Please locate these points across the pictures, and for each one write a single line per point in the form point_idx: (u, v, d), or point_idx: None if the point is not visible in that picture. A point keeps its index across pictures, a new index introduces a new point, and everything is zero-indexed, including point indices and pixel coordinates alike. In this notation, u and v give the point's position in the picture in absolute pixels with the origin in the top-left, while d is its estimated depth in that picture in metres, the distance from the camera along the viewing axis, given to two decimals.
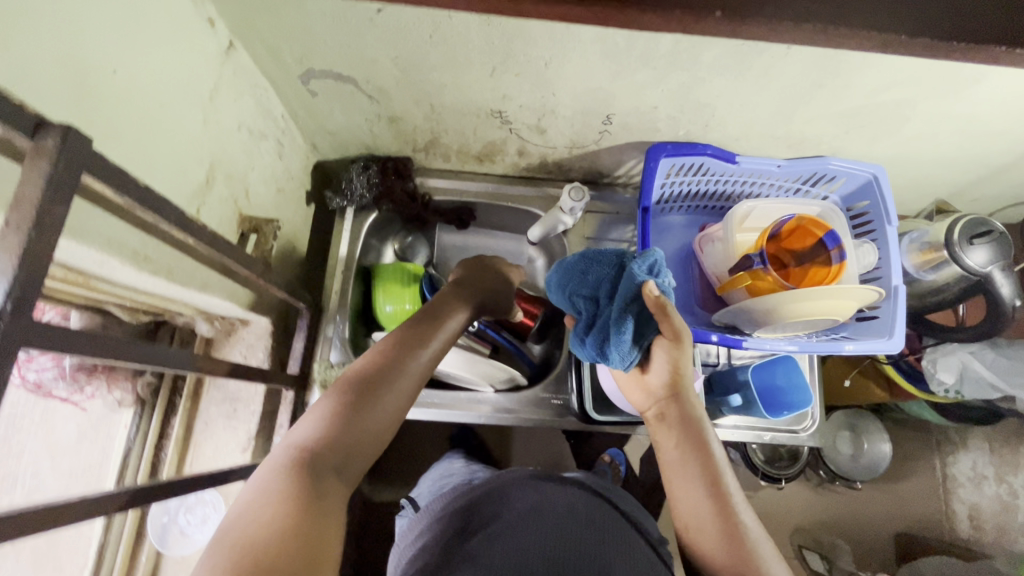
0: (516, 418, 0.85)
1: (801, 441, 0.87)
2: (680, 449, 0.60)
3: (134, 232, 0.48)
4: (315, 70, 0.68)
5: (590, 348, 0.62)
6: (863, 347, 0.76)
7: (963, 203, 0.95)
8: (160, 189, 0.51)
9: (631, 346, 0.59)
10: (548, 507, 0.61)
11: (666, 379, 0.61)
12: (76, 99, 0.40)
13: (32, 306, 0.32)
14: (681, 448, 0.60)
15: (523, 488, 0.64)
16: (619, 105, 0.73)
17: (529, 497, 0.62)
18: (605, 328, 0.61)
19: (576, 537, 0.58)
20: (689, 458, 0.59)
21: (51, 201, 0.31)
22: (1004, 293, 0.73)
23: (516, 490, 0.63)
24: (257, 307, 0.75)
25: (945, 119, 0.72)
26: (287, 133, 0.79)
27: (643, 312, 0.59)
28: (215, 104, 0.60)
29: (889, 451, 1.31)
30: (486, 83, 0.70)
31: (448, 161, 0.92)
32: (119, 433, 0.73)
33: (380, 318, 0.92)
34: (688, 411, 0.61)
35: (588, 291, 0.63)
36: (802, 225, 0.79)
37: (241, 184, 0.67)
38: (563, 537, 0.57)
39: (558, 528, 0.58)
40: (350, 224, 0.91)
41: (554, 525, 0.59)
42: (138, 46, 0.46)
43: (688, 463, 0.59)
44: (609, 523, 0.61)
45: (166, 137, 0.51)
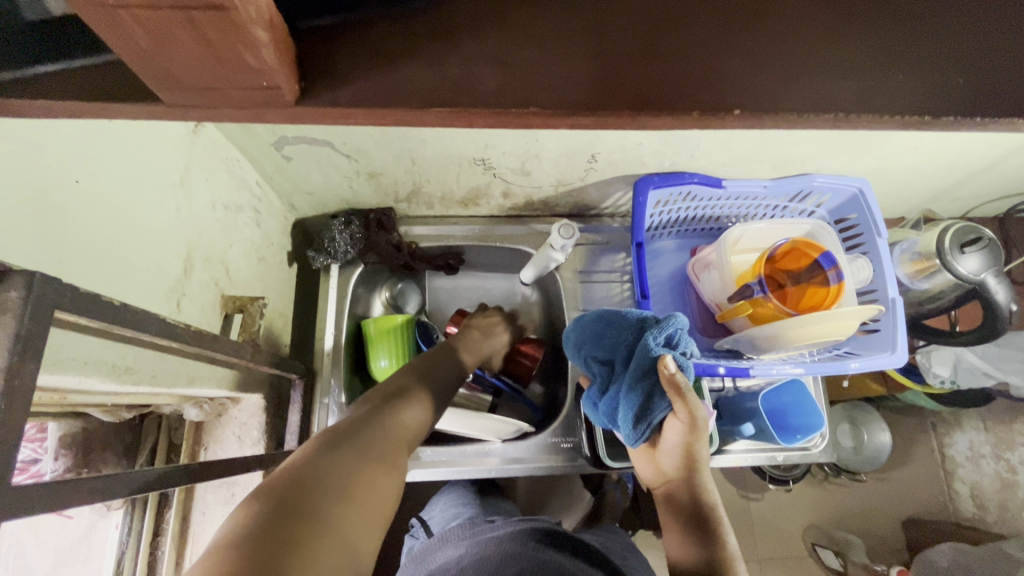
0: (528, 468, 0.82)
1: (813, 458, 0.87)
2: (684, 525, 0.61)
3: (112, 346, 0.44)
4: (289, 137, 0.66)
5: (602, 413, 0.66)
6: (868, 364, 0.76)
7: (943, 203, 0.96)
8: (138, 291, 0.48)
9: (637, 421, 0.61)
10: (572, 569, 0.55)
11: (679, 457, 0.62)
12: (38, 223, 0.37)
13: (8, 482, 0.28)
14: (686, 525, 0.61)
15: (545, 543, 0.58)
16: (604, 144, 0.72)
17: (553, 556, 0.56)
18: (617, 395, 0.63)
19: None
20: (692, 536, 0.60)
21: (22, 360, 0.28)
22: (999, 298, 0.74)
23: (539, 545, 0.58)
24: (247, 385, 0.72)
25: (925, 132, 0.72)
26: (263, 199, 0.76)
27: (656, 387, 0.61)
28: (187, 187, 0.57)
29: (889, 441, 1.29)
30: (468, 135, 0.68)
31: (432, 208, 0.90)
32: (111, 535, 0.66)
33: (376, 373, 0.89)
34: (698, 491, 0.62)
35: (604, 356, 0.67)
36: (797, 248, 0.79)
37: (220, 264, 0.64)
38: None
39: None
40: (336, 282, 0.88)
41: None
42: (103, 149, 0.44)
43: (691, 539, 0.60)
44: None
45: (140, 235, 0.49)
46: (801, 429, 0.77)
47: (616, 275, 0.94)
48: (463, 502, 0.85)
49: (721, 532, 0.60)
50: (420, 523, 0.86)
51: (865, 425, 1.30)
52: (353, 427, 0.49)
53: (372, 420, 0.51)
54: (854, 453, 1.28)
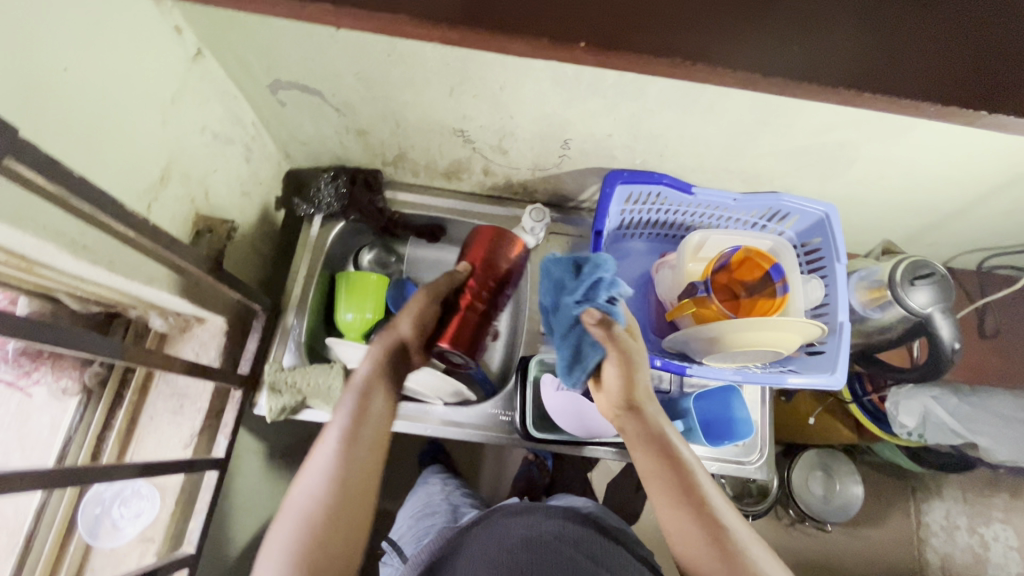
0: (463, 432, 0.85)
1: (748, 474, 0.85)
2: (656, 481, 0.57)
3: (73, 221, 0.50)
4: (282, 81, 0.71)
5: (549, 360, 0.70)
6: (806, 381, 0.77)
7: (920, 245, 0.97)
8: (110, 181, 0.54)
9: (570, 370, 0.63)
10: (537, 538, 0.62)
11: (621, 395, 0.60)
12: (20, 92, 0.43)
13: None
14: (656, 481, 0.57)
15: (511, 521, 0.65)
16: (575, 130, 0.76)
17: (518, 532, 0.63)
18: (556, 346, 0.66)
19: (570, 562, 0.59)
20: (666, 492, 0.56)
21: None
22: (944, 335, 0.74)
23: (505, 527, 0.65)
24: (212, 305, 0.77)
25: (889, 163, 0.74)
26: (257, 139, 0.82)
27: (587, 336, 0.62)
28: (178, 107, 0.63)
29: (861, 494, 1.23)
30: (446, 103, 0.72)
31: (417, 176, 0.95)
32: (62, 421, 0.73)
33: (340, 325, 0.93)
34: (650, 425, 0.59)
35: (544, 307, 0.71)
36: (751, 257, 0.80)
37: (199, 184, 0.70)
38: (555, 561, 0.59)
39: (550, 556, 0.60)
40: (317, 232, 0.93)
41: (546, 554, 0.60)
42: (97, 49, 0.50)
43: (664, 495, 0.56)
44: (597, 543, 0.64)
45: (121, 134, 0.54)
46: (733, 436, 0.79)
47: None
48: (431, 508, 0.85)
49: (692, 474, 0.57)
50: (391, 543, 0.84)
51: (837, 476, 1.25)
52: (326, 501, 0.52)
53: (334, 504, 0.52)
54: (822, 502, 1.23)
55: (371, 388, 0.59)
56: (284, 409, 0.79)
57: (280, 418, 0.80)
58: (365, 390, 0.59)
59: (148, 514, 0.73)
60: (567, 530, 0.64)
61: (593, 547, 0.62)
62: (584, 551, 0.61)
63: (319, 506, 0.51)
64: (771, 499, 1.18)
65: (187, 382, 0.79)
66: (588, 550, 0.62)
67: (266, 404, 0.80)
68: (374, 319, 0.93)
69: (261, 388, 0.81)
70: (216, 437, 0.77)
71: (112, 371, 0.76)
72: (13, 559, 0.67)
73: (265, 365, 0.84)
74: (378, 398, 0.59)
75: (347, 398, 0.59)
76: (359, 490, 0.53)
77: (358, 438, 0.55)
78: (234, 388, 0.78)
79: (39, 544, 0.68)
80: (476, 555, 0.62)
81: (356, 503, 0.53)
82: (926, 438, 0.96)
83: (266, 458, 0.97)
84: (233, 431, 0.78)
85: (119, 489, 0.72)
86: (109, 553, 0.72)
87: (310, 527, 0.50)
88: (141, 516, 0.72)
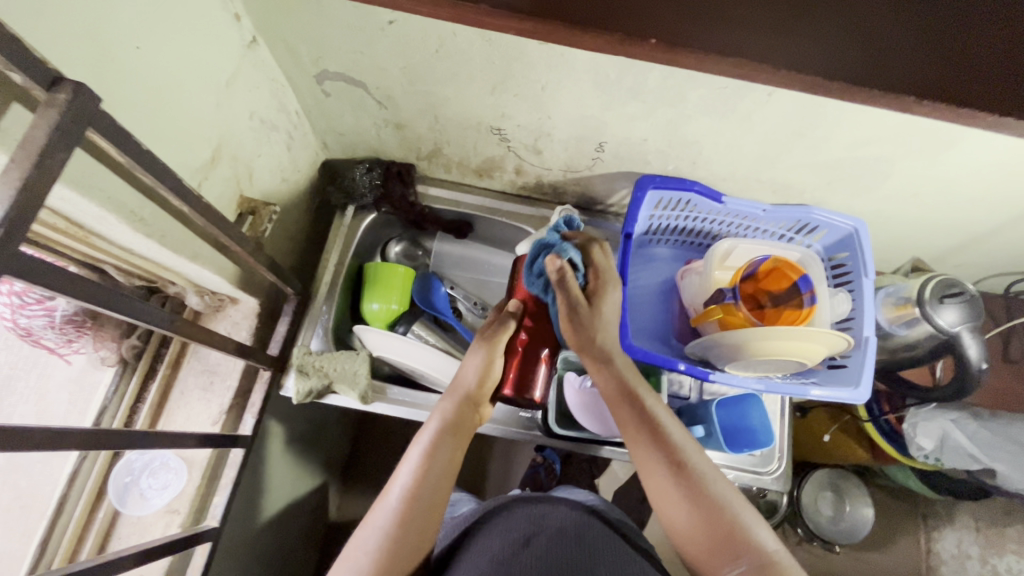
0: (484, 426, 0.85)
1: (765, 484, 0.85)
2: (640, 443, 0.63)
3: (132, 193, 0.51)
4: (329, 72, 0.73)
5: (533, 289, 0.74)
6: (828, 394, 0.77)
7: (947, 266, 0.96)
8: (168, 158, 0.56)
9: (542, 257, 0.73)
10: (538, 532, 0.64)
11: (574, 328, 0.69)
12: (98, 67, 0.45)
13: (22, 240, 0.35)
14: (639, 443, 0.63)
15: (512, 517, 0.67)
16: (611, 134, 0.77)
17: (520, 527, 0.65)
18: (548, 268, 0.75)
19: (567, 553, 0.60)
20: (651, 457, 0.62)
21: (54, 147, 0.35)
22: (971, 355, 0.74)
23: (508, 522, 0.66)
24: (246, 287, 0.79)
25: (923, 180, 0.74)
26: (298, 128, 0.84)
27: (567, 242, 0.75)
28: (231, 91, 0.65)
29: (871, 515, 1.22)
30: (487, 100, 0.74)
31: (450, 173, 0.96)
32: (98, 390, 0.75)
33: (366, 314, 0.95)
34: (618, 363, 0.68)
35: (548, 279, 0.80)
36: (779, 267, 0.81)
37: (245, 167, 0.72)
38: (554, 551, 0.60)
39: (549, 546, 0.61)
40: (349, 221, 0.94)
41: (546, 545, 0.61)
42: (166, 30, 0.52)
43: (647, 457, 0.62)
44: (598, 535, 0.65)
45: (180, 113, 0.56)
46: (754, 444, 0.79)
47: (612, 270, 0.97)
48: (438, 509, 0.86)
49: (673, 439, 0.62)
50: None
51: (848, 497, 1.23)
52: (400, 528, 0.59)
53: (407, 531, 0.59)
54: (831, 523, 1.22)
55: (438, 442, 0.65)
56: (311, 391, 0.79)
57: (307, 401, 0.80)
58: (434, 443, 0.65)
59: (175, 486, 0.74)
60: (570, 521, 0.66)
61: (594, 538, 0.63)
62: (583, 542, 0.62)
63: (382, 545, 0.57)
64: (781, 515, 1.16)
65: (218, 360, 0.80)
66: (587, 540, 0.63)
67: (293, 386, 0.81)
68: (399, 311, 0.95)
69: (289, 371, 0.82)
70: (244, 415, 0.78)
71: (147, 345, 0.78)
72: (46, 521, 0.69)
73: (293, 348, 0.85)
74: (445, 450, 0.65)
75: (415, 449, 0.65)
76: (421, 535, 0.59)
77: (425, 486, 0.61)
78: (264, 368, 0.79)
79: (70, 509, 0.70)
80: (480, 548, 0.63)
81: (415, 545, 0.59)
82: (943, 462, 0.92)
83: (285, 441, 0.98)
84: (259, 412, 0.81)
85: (149, 460, 0.74)
86: (134, 522, 0.73)
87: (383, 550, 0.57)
88: (168, 488, 0.74)
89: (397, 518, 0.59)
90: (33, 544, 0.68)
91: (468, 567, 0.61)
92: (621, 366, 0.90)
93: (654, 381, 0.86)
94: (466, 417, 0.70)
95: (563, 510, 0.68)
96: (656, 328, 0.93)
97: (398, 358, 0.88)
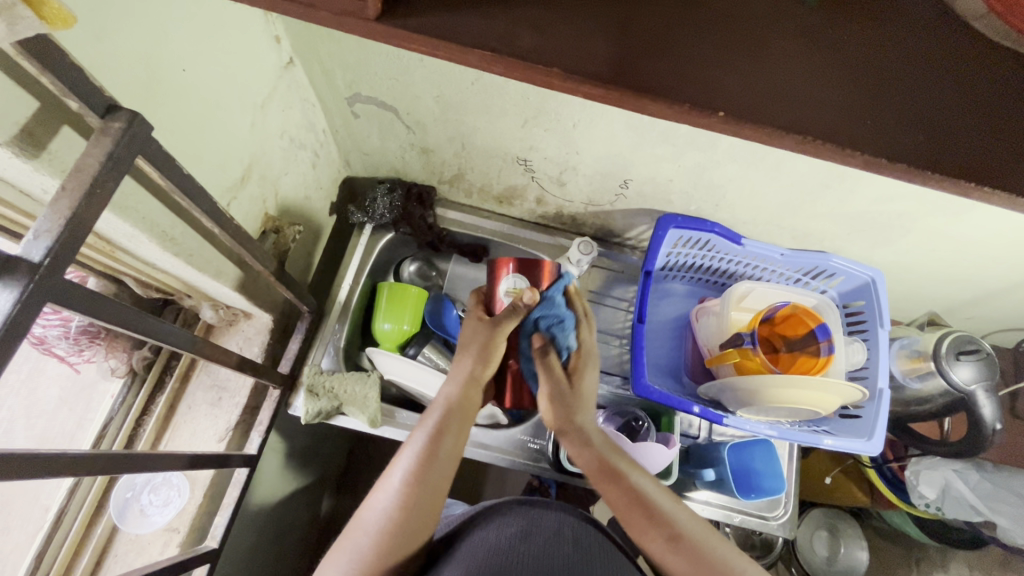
0: (490, 455, 0.83)
1: (771, 530, 0.83)
2: (631, 516, 0.62)
3: (165, 214, 0.51)
4: (361, 95, 0.72)
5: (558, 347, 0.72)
6: (842, 444, 0.76)
7: (958, 318, 0.97)
8: (200, 178, 0.56)
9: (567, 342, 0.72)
10: (537, 531, 0.60)
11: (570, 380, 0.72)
12: (143, 92, 0.45)
13: (66, 268, 0.35)
14: (635, 522, 0.62)
15: (509, 512, 0.63)
16: (637, 172, 0.77)
17: (518, 521, 0.61)
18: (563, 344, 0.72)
19: (563, 553, 0.57)
20: (647, 532, 0.61)
21: (104, 176, 0.35)
22: (986, 414, 0.74)
23: (505, 517, 0.62)
24: (263, 304, 0.79)
25: (943, 238, 0.75)
26: (324, 147, 0.84)
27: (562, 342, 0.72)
28: (265, 111, 0.66)
29: (865, 559, 1.12)
30: (517, 133, 0.74)
31: (469, 198, 0.96)
32: (105, 401, 0.75)
33: (376, 334, 0.91)
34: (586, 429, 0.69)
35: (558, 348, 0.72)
36: (796, 313, 0.82)
37: (271, 187, 0.73)
38: (550, 552, 0.57)
39: (546, 547, 0.57)
40: (366, 239, 0.93)
41: (541, 545, 0.57)
42: (210, 54, 0.52)
43: (644, 534, 0.61)
44: (598, 547, 0.60)
45: (214, 134, 0.56)
46: (762, 490, 0.78)
47: (626, 303, 0.96)
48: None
49: (668, 512, 0.62)
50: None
51: (843, 537, 1.14)
52: (406, 499, 0.59)
53: (411, 499, 0.59)
54: (825, 564, 1.12)
55: (443, 427, 0.65)
56: (320, 413, 0.78)
57: (315, 422, 0.79)
58: (438, 429, 0.64)
59: (177, 503, 0.74)
60: (570, 526, 0.62)
61: (594, 548, 0.59)
62: (582, 550, 0.58)
63: (385, 525, 0.57)
64: (775, 554, 1.12)
65: (228, 375, 0.79)
66: (585, 548, 0.59)
67: (303, 405, 0.80)
68: (411, 332, 0.91)
69: (299, 389, 0.82)
70: (251, 433, 0.77)
71: (158, 357, 0.78)
72: (41, 535, 0.68)
73: (303, 367, 0.84)
74: (452, 430, 0.65)
75: (421, 432, 0.64)
76: (422, 515, 0.59)
77: (429, 471, 0.61)
78: (274, 387, 0.78)
79: (68, 523, 0.69)
80: (473, 538, 0.59)
81: (417, 527, 0.58)
82: (943, 512, 0.89)
83: (285, 456, 0.96)
84: (267, 429, 0.78)
85: (151, 476, 0.73)
86: (132, 539, 0.72)
87: (389, 518, 0.57)
88: (170, 504, 0.73)
89: (404, 491, 0.59)
90: (25, 561, 0.66)
91: (458, 558, 0.57)
92: (632, 403, 0.89)
93: (665, 421, 0.85)
94: (472, 402, 0.69)
95: (563, 513, 0.64)
96: (669, 365, 0.93)
97: (407, 381, 0.87)
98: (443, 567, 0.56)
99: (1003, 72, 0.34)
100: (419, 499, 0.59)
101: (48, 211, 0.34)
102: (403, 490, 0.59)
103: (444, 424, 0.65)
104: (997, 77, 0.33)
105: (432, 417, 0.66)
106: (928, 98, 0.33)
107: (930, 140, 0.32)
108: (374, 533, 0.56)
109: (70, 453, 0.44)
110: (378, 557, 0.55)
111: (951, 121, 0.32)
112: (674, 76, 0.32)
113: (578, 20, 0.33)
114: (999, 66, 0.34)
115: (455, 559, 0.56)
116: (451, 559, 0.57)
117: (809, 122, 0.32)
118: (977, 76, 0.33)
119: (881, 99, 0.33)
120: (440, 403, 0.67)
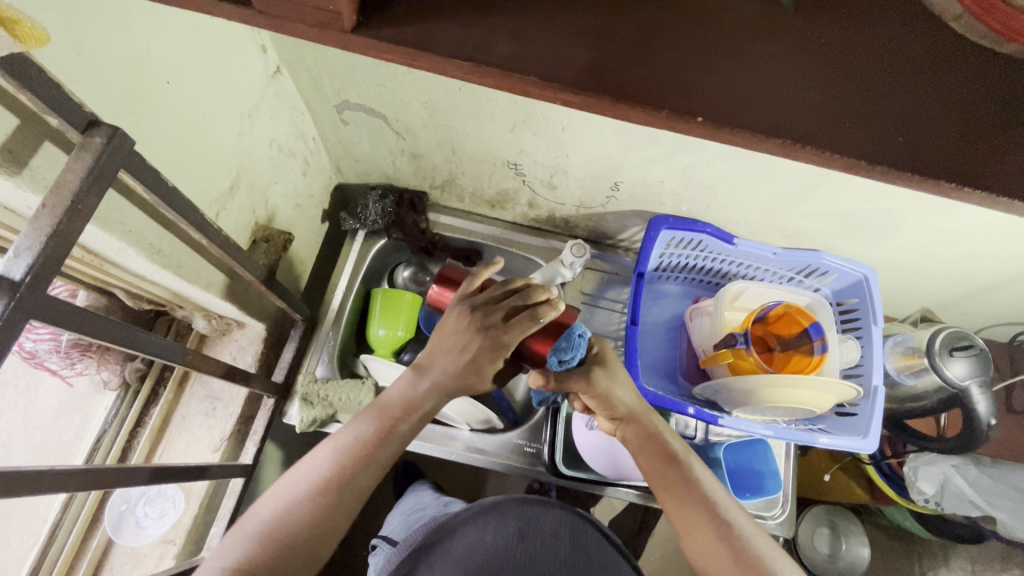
0: (487, 460, 0.83)
1: (769, 529, 0.83)
2: (678, 492, 0.57)
3: (152, 227, 0.52)
4: (350, 103, 0.72)
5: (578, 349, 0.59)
6: (838, 443, 0.76)
7: (953, 313, 0.97)
8: (187, 191, 0.56)
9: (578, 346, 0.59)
10: (533, 532, 0.59)
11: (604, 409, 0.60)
12: (125, 106, 0.45)
13: (47, 285, 0.35)
14: (680, 500, 0.57)
15: (507, 512, 0.62)
16: (627, 174, 0.77)
17: (514, 523, 0.60)
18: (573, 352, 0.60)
19: (558, 558, 0.56)
20: (696, 510, 0.55)
21: (85, 191, 0.35)
22: (980, 409, 0.75)
23: (502, 517, 0.61)
24: (256, 313, 0.78)
25: (934, 233, 0.75)
26: (314, 154, 0.84)
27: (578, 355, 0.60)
28: (252, 120, 0.66)
29: (866, 556, 1.12)
30: (506, 137, 0.74)
31: (462, 203, 0.96)
32: (99, 413, 0.75)
33: (371, 340, 0.91)
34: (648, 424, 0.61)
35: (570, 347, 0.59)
36: (789, 312, 0.82)
37: (261, 195, 0.73)
38: (546, 557, 0.56)
39: (541, 550, 0.57)
40: (359, 246, 0.93)
41: (536, 548, 0.57)
42: (194, 66, 0.52)
43: (695, 518, 0.55)
44: (593, 549, 0.60)
45: (200, 146, 0.56)
46: (759, 490, 0.78)
47: (620, 304, 0.97)
48: (420, 506, 0.81)
49: (716, 496, 0.57)
50: (381, 540, 0.77)
51: (844, 534, 1.13)
52: (348, 468, 0.53)
53: (354, 467, 0.54)
54: (828, 561, 1.11)
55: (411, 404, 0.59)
56: (315, 421, 0.78)
57: (310, 430, 0.79)
58: (407, 406, 0.58)
59: (173, 514, 0.74)
60: (571, 530, 0.61)
61: (591, 552, 0.59)
62: (577, 553, 0.58)
63: (320, 492, 0.52)
64: None
65: (221, 386, 0.79)
66: (581, 552, 0.58)
67: (297, 414, 0.80)
68: (406, 337, 0.89)
69: (294, 396, 0.82)
70: (246, 443, 0.77)
71: (151, 369, 0.78)
72: (36, 549, 0.67)
73: (298, 374, 0.84)
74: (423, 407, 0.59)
75: (386, 405, 0.58)
76: (362, 490, 0.54)
77: (381, 448, 0.56)
78: (268, 396, 0.78)
79: (63, 536, 0.69)
80: (469, 539, 0.58)
81: (351, 503, 0.53)
82: (943, 508, 0.87)
83: (282, 464, 0.96)
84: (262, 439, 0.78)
85: (146, 489, 0.73)
86: (128, 552, 0.72)
87: (325, 481, 0.52)
88: (165, 515, 0.73)
89: (348, 459, 0.54)
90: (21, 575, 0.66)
91: (453, 561, 0.55)
92: None
93: (661, 422, 0.85)
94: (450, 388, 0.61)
95: (559, 514, 0.63)
96: (664, 365, 0.93)
97: None
98: (437, 567, 0.55)
99: (981, 73, 0.34)
100: (361, 470, 0.54)
101: (28, 228, 0.34)
102: (348, 459, 0.54)
103: (411, 402, 0.59)
104: (976, 77, 0.33)
105: (398, 392, 0.59)
106: (908, 100, 0.33)
107: (909, 142, 0.32)
108: (305, 496, 0.51)
109: (62, 467, 0.44)
110: (303, 519, 0.50)
111: (928, 122, 0.33)
112: (653, 82, 0.32)
113: (557, 28, 0.33)
114: (975, 67, 0.34)
115: (451, 561, 0.55)
116: (445, 559, 0.56)
117: (790, 125, 0.32)
118: (957, 77, 0.33)
119: (860, 102, 0.33)
120: (413, 374, 0.60)
